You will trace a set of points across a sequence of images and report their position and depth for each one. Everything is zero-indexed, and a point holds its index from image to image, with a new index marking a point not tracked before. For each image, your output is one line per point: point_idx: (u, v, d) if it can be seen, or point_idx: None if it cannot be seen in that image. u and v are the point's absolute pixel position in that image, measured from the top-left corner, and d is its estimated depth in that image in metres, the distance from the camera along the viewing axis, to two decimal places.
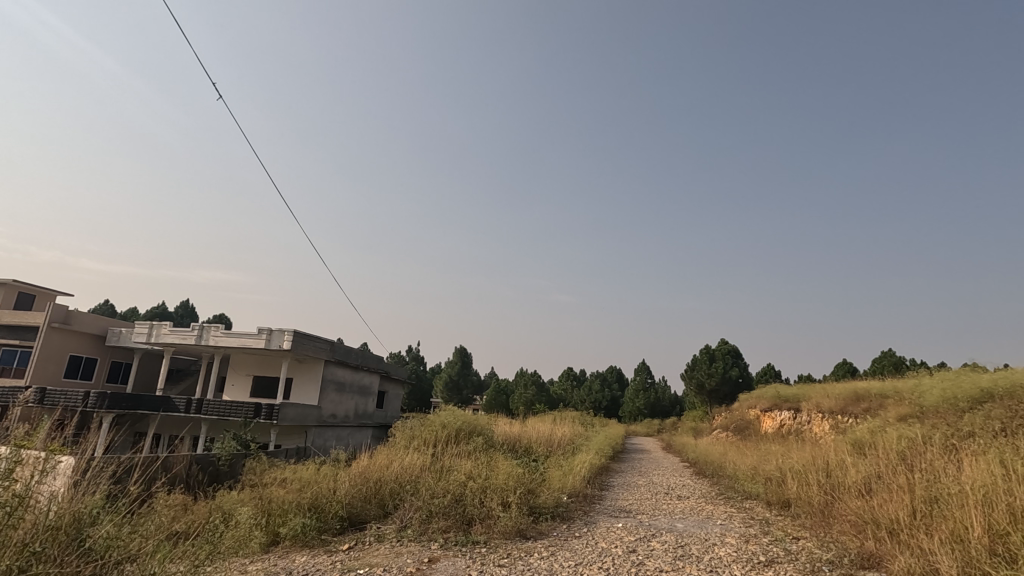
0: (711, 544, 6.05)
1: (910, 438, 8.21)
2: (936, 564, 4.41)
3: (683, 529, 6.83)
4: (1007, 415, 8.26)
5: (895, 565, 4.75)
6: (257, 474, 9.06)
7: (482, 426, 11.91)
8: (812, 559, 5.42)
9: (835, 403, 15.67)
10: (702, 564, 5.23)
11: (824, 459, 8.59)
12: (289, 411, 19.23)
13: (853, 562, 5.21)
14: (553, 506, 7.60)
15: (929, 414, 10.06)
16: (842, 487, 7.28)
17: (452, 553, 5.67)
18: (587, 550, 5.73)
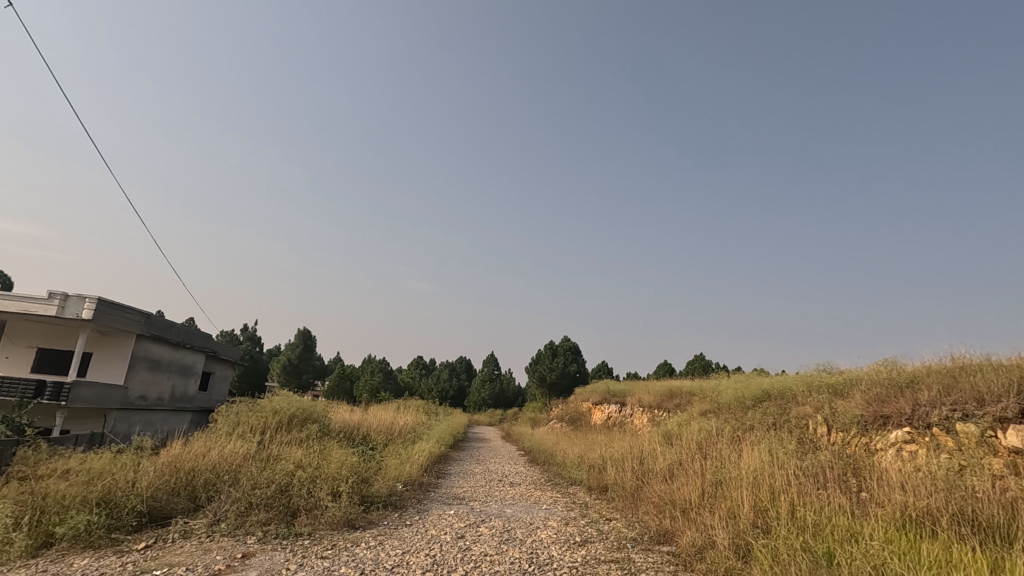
0: (534, 528, 6.44)
1: (707, 430, 9.53)
2: (713, 536, 5.17)
3: (511, 515, 7.17)
4: (778, 411, 10.01)
5: (683, 540, 5.47)
6: (31, 464, 7.61)
7: (318, 413, 11.30)
8: (619, 537, 6.03)
9: (653, 399, 17.64)
10: (524, 547, 5.53)
11: (639, 449, 9.62)
12: (84, 392, 16.46)
13: (652, 538, 5.89)
14: (387, 495, 7.48)
15: (723, 410, 11.78)
16: (650, 473, 8.22)
17: (271, 547, 5.29)
18: (416, 537, 5.73)
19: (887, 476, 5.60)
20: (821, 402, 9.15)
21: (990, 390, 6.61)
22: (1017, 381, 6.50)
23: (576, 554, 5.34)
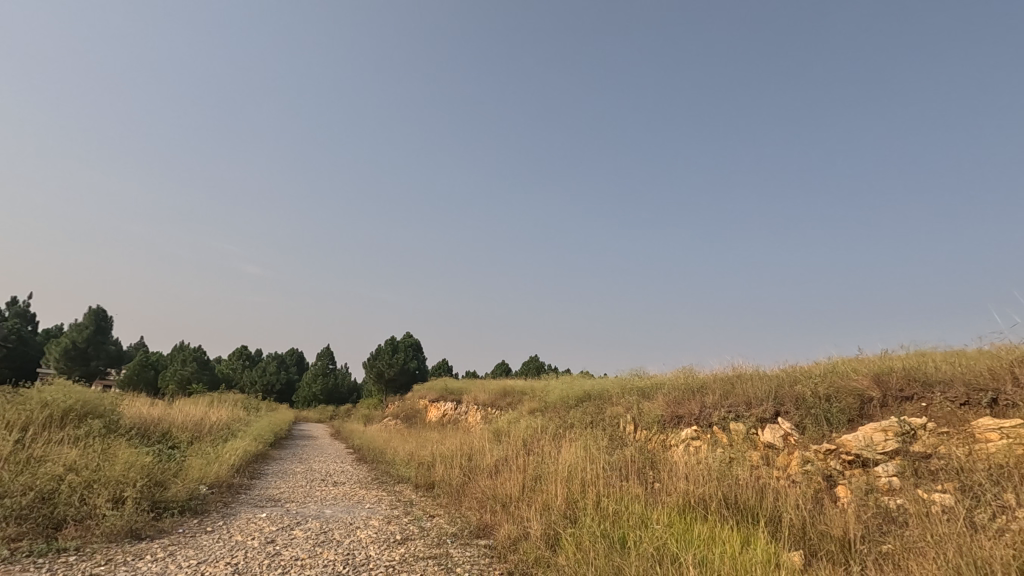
0: (354, 528, 6.22)
1: (533, 428, 10.12)
2: (527, 528, 5.49)
3: (330, 515, 6.85)
4: (595, 410, 10.99)
5: (500, 532, 5.71)
6: None
7: (105, 407, 9.66)
8: (440, 533, 6.09)
9: (487, 397, 18.22)
10: (340, 548, 5.31)
11: (469, 445, 9.86)
12: None
13: (471, 532, 6.05)
14: (185, 499, 6.66)
15: (549, 409, 12.61)
16: (477, 469, 8.48)
17: (19, 568, 4.37)
18: (216, 545, 5.18)
19: (675, 468, 6.46)
20: (630, 403, 10.25)
21: (755, 395, 8.00)
22: (774, 389, 7.96)
23: (394, 553, 5.27)
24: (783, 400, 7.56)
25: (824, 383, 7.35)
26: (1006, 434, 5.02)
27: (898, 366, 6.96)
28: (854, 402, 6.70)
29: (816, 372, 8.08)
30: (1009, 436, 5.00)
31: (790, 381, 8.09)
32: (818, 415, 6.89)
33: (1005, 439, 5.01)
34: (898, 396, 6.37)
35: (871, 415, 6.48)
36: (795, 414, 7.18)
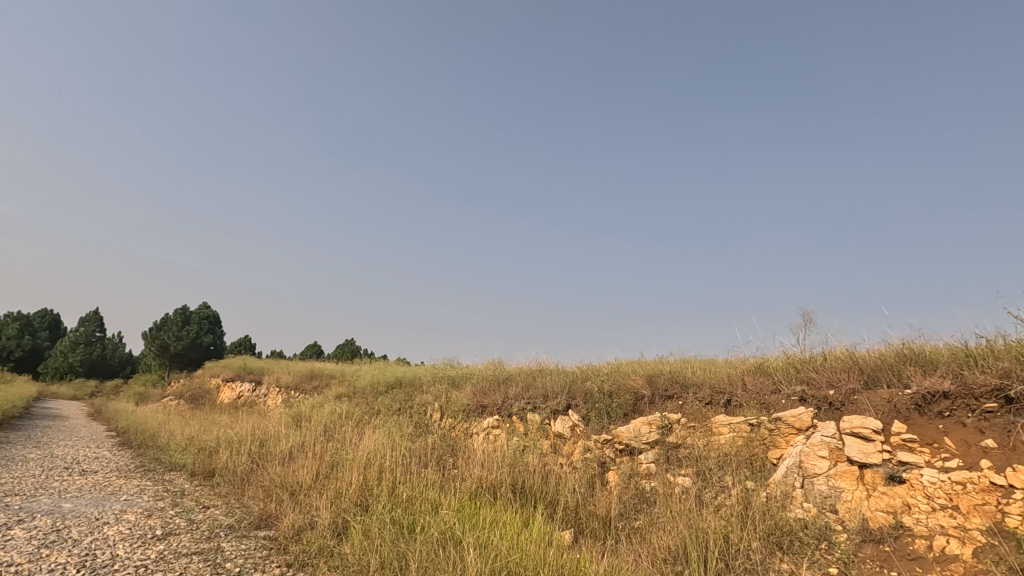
0: (101, 524, 5.30)
1: (338, 413, 9.71)
2: (315, 517, 5.25)
3: (70, 510, 5.74)
4: (405, 396, 10.96)
5: (283, 522, 5.35)
6: None
7: None
8: (213, 526, 5.50)
9: (291, 379, 17.03)
10: (77, 549, 4.47)
11: (261, 430, 9.10)
12: None
13: (251, 523, 5.57)
14: None
15: (357, 394, 12.24)
16: (269, 455, 7.86)
17: None
18: None
19: (473, 455, 6.74)
20: (439, 392, 10.43)
21: (552, 389, 8.73)
22: (568, 384, 8.77)
23: (148, 550, 4.60)
24: (574, 394, 8.38)
25: (609, 381, 8.31)
26: (732, 429, 6.19)
27: (665, 370, 8.15)
28: (629, 398, 7.68)
29: (604, 370, 9.09)
30: (734, 429, 6.18)
31: (582, 377, 8.98)
32: (600, 409, 7.79)
33: (731, 433, 6.18)
34: (663, 394, 7.47)
35: (641, 410, 7.51)
36: (582, 406, 8.02)
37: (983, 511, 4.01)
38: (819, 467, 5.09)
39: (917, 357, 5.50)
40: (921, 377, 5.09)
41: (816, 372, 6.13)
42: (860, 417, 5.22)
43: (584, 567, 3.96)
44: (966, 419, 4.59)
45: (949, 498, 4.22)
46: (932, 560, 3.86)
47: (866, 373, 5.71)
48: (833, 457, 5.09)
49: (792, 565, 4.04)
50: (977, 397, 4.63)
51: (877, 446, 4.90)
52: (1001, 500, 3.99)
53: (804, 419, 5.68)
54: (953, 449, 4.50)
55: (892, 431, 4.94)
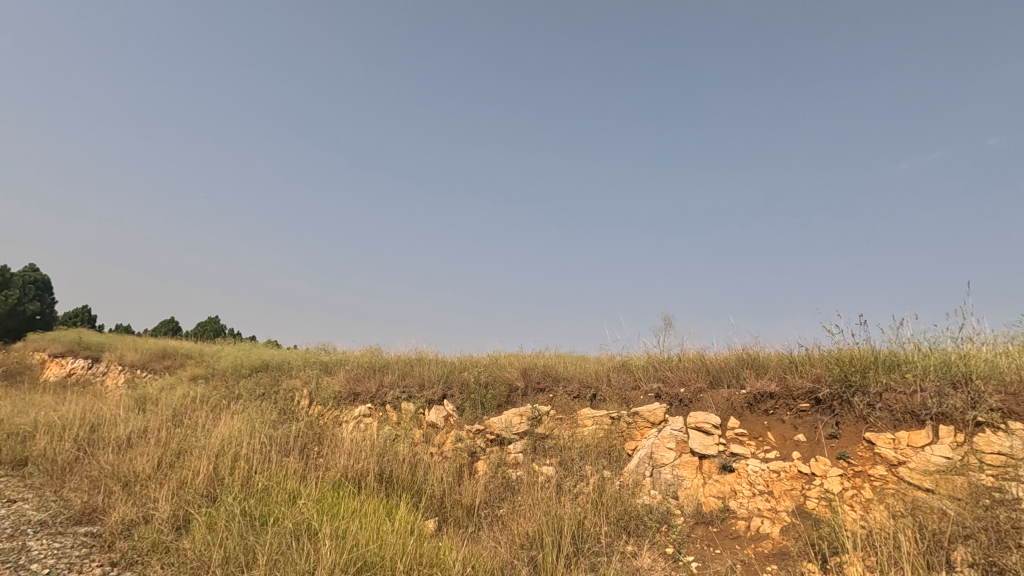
0: None
1: (191, 397, 8.86)
2: (152, 510, 4.73)
3: None
4: (271, 380, 10.29)
5: (111, 517, 4.76)
6: None
7: None
8: (19, 522, 4.75)
9: (138, 357, 15.23)
10: None
11: (94, 413, 8.03)
12: None
13: (69, 519, 4.89)
14: None
15: (216, 376, 11.26)
16: (101, 442, 6.96)
17: None
18: None
19: (340, 444, 6.50)
20: (310, 377, 9.93)
21: (429, 378, 8.69)
22: (445, 374, 8.78)
23: None
24: (451, 384, 8.41)
25: (485, 372, 8.46)
26: (595, 421, 6.59)
27: (539, 363, 8.46)
28: (504, 390, 7.88)
29: (482, 362, 9.22)
30: (596, 422, 6.58)
31: (460, 367, 9.04)
32: (475, 399, 7.91)
33: (593, 425, 6.57)
34: (536, 387, 7.75)
35: (514, 401, 7.74)
36: (457, 396, 8.09)
37: (791, 495, 4.67)
38: (666, 457, 5.59)
39: (752, 361, 6.24)
40: (754, 379, 5.78)
41: (671, 371, 6.72)
42: (703, 413, 5.81)
43: (443, 555, 3.99)
44: (785, 416, 5.30)
45: (766, 484, 4.86)
46: (749, 539, 4.41)
47: (711, 374, 6.36)
48: (678, 448, 5.61)
49: (635, 546, 4.41)
50: (794, 398, 5.33)
51: (715, 439, 5.50)
52: (804, 486, 4.69)
53: (657, 413, 6.21)
54: (773, 443, 5.18)
55: (728, 426, 5.56)
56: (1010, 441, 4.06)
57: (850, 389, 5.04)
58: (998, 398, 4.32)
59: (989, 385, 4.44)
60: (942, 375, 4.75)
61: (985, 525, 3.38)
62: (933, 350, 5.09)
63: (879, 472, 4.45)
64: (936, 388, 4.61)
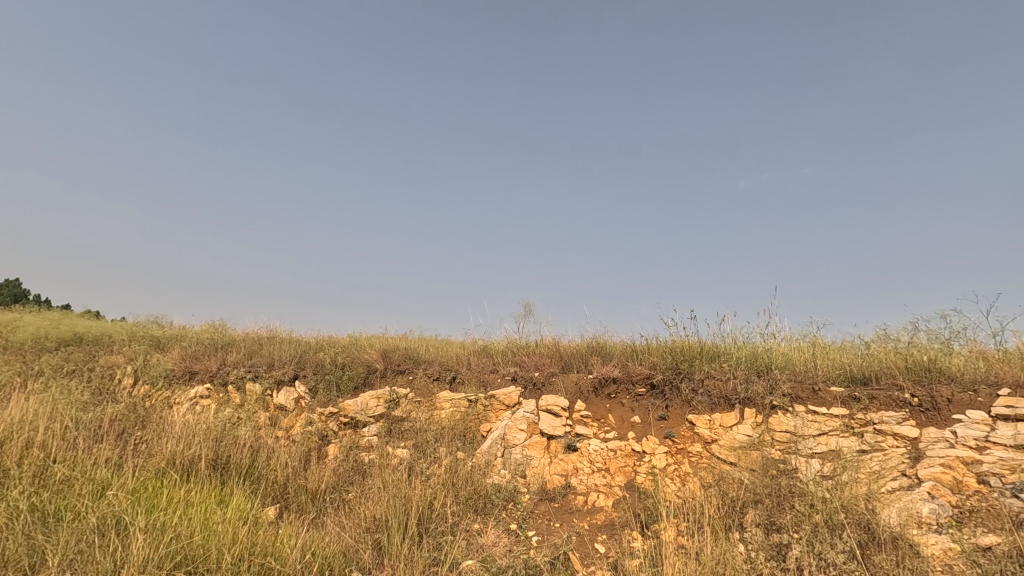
0: None
1: None
2: None
3: None
4: (84, 356, 8.90)
5: None
6: None
7: None
8: None
9: None
10: None
11: None
12: None
13: None
14: None
15: (8, 350, 9.46)
16: None
17: None
18: None
19: (167, 427, 5.82)
20: (135, 353, 8.76)
21: (280, 357, 8.13)
22: (299, 353, 8.28)
23: None
24: (304, 364, 7.96)
25: (343, 353, 8.11)
26: (453, 404, 6.66)
27: (401, 346, 8.33)
28: (362, 371, 7.63)
29: (340, 342, 8.84)
30: (454, 404, 6.65)
31: (315, 348, 8.58)
32: (330, 381, 7.58)
33: (451, 407, 6.64)
34: (395, 369, 7.61)
35: (371, 383, 7.54)
36: (311, 377, 7.68)
37: (624, 471, 5.15)
38: (517, 438, 5.83)
39: (600, 348, 6.71)
40: (600, 365, 6.23)
41: (527, 356, 7.00)
42: (554, 396, 6.15)
43: (280, 542, 3.76)
44: (625, 400, 5.79)
45: (604, 462, 5.30)
46: (585, 512, 4.78)
47: (563, 359, 6.74)
48: (529, 429, 5.88)
49: (482, 524, 4.54)
50: (633, 383, 5.84)
51: (562, 421, 5.86)
52: (636, 463, 5.20)
53: (512, 396, 6.44)
54: (613, 424, 5.65)
55: (575, 408, 5.95)
56: (794, 421, 4.85)
57: (679, 376, 5.65)
58: (789, 385, 5.13)
59: (784, 374, 5.26)
60: (750, 365, 5.52)
61: (770, 492, 4.02)
62: (745, 343, 5.89)
63: (696, 449, 5.08)
64: (744, 375, 5.35)
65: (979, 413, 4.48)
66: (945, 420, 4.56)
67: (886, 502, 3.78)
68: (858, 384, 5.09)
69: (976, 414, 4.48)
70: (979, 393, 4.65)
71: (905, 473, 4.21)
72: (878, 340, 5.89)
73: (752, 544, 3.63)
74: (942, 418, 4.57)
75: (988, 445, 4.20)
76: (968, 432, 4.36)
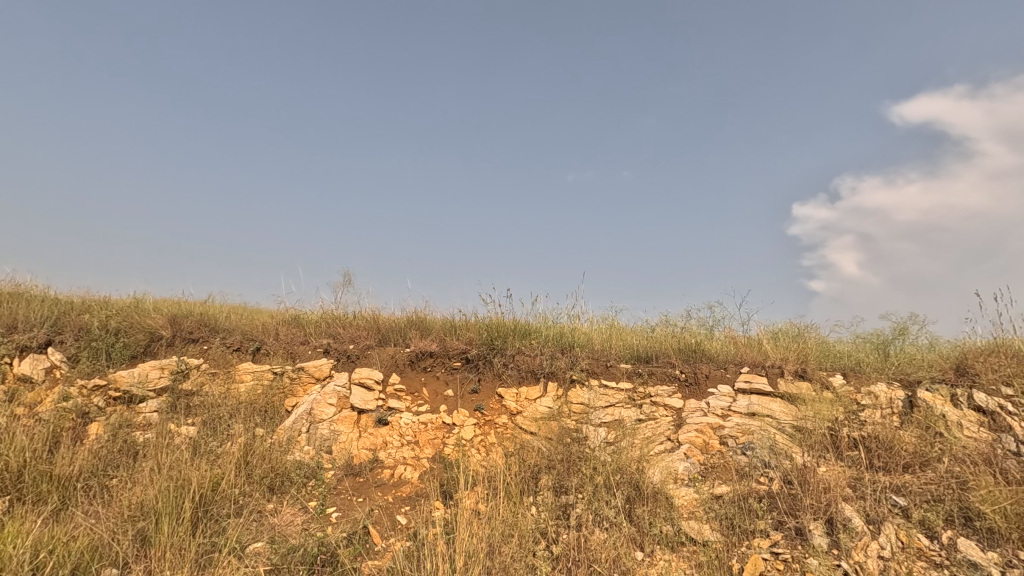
0: None
1: None
2: None
3: None
4: None
5: None
6: None
7: None
8: None
9: None
10: None
11: None
12: None
13: None
14: None
15: None
16: None
17: None
18: None
19: None
20: None
21: (26, 319, 6.60)
22: (55, 315, 6.81)
23: None
24: (62, 328, 6.58)
25: (118, 316, 6.87)
26: (254, 376, 6.09)
27: (195, 311, 7.34)
28: (142, 338, 6.56)
29: (115, 304, 7.48)
30: (256, 377, 6.09)
31: (80, 309, 7.14)
32: (98, 349, 6.39)
33: (252, 380, 6.07)
34: (186, 336, 6.68)
35: (154, 353, 6.54)
36: (71, 345, 6.40)
37: (433, 443, 5.23)
38: (325, 412, 5.54)
39: (419, 322, 6.67)
40: (418, 338, 6.20)
41: (343, 328, 6.67)
42: (368, 369, 5.97)
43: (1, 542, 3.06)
44: (440, 373, 5.85)
45: (414, 435, 5.32)
46: (390, 484, 4.75)
47: (381, 332, 6.56)
48: (339, 404, 5.63)
49: (276, 503, 4.23)
50: (449, 357, 5.92)
51: (375, 395, 5.73)
52: (445, 435, 5.31)
53: (323, 369, 6.12)
54: (426, 397, 5.69)
55: (389, 382, 5.85)
56: (589, 394, 5.38)
57: (492, 351, 5.88)
58: (587, 362, 5.66)
59: (584, 352, 5.78)
60: (556, 343, 5.96)
61: (562, 458, 4.41)
62: (554, 323, 6.33)
63: (502, 420, 5.36)
64: (550, 352, 5.76)
65: (726, 386, 5.43)
66: (702, 393, 5.44)
67: (653, 462, 4.39)
68: (643, 361, 5.82)
69: (724, 387, 5.41)
70: (728, 370, 5.63)
71: (669, 437, 4.93)
72: (662, 325, 6.78)
73: (542, 506, 3.95)
74: (700, 390, 5.45)
75: (729, 413, 5.11)
76: (717, 402, 5.25)
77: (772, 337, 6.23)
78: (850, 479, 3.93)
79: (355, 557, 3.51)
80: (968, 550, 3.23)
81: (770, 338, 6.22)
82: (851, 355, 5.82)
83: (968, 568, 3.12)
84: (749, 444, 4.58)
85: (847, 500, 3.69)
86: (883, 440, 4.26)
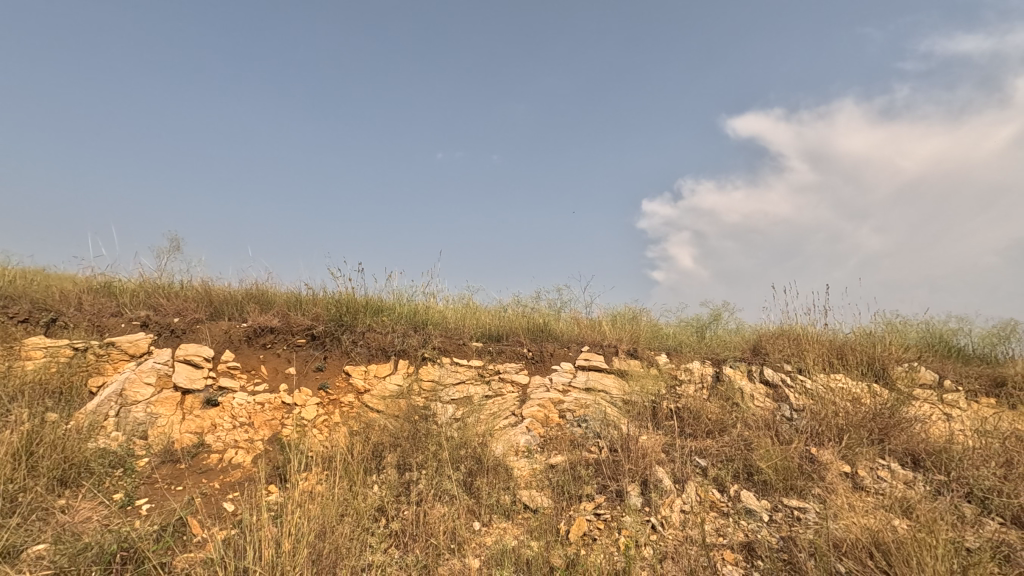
0: None
1: None
2: None
3: None
4: None
5: None
6: None
7: None
8: None
9: None
10: None
11: None
12: None
13: None
14: None
15: None
16: None
17: None
18: None
19: None
20: None
21: None
22: None
23: None
24: None
25: None
26: (48, 353, 5.17)
27: None
28: None
29: None
30: (50, 353, 5.17)
31: None
32: None
33: (44, 357, 5.14)
34: None
35: None
36: None
37: (270, 425, 4.89)
38: (140, 394, 4.90)
39: (260, 295, 6.15)
40: (257, 312, 5.71)
41: (166, 298, 5.91)
42: (196, 345, 5.38)
43: None
44: (281, 351, 5.46)
45: (249, 416, 4.92)
46: (217, 470, 4.35)
47: (213, 305, 5.93)
48: (158, 383, 5.01)
49: (68, 499, 3.64)
50: (292, 333, 5.54)
51: (203, 373, 5.18)
52: (284, 415, 4.99)
53: (140, 345, 5.39)
54: (264, 375, 5.28)
55: (221, 359, 5.32)
56: (439, 371, 5.41)
57: (341, 328, 5.63)
58: (439, 340, 5.67)
59: (436, 331, 5.78)
60: (409, 321, 5.87)
61: (408, 436, 4.39)
62: (409, 300, 6.24)
63: (348, 399, 5.17)
64: (403, 329, 5.67)
65: (568, 363, 5.81)
66: (547, 369, 5.76)
67: (496, 437, 4.56)
68: (494, 340, 5.98)
69: (566, 364, 5.79)
70: (571, 348, 6.01)
71: (514, 412, 5.14)
72: (514, 305, 7.02)
73: (384, 483, 3.91)
74: (544, 367, 5.76)
75: (569, 388, 5.47)
76: (559, 378, 5.60)
77: (611, 319, 6.78)
78: (664, 445, 4.44)
79: (164, 552, 3.16)
80: (747, 499, 3.84)
81: (609, 319, 6.76)
82: (674, 336, 6.56)
83: (745, 514, 3.70)
84: (584, 417, 4.95)
85: (660, 463, 4.16)
86: (693, 411, 4.88)
